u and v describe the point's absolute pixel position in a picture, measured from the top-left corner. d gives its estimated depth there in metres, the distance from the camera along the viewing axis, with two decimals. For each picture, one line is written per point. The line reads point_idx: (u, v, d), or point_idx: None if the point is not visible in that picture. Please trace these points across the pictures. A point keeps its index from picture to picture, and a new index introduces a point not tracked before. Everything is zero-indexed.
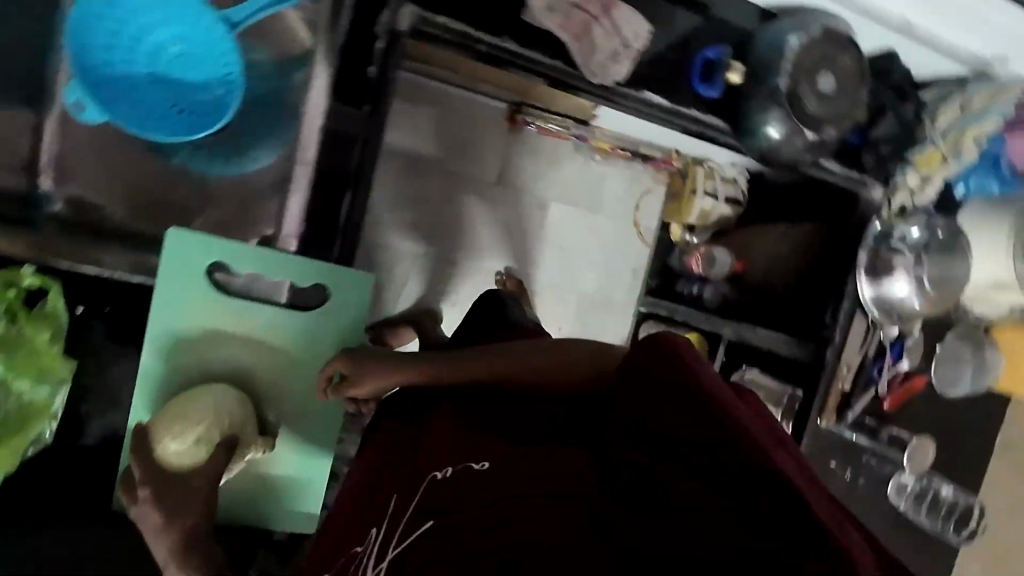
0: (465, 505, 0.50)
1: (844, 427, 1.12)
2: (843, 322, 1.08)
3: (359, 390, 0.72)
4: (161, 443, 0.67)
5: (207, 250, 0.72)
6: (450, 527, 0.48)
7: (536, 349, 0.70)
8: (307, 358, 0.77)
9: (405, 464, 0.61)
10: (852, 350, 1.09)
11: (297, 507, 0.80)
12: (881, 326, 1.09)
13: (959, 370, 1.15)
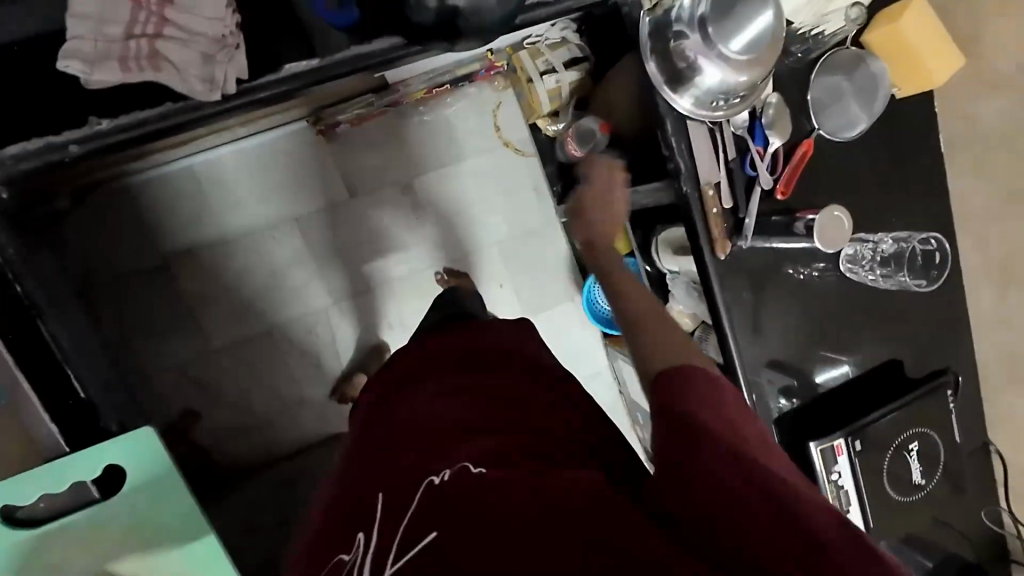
0: (507, 487, 0.63)
1: (752, 242, 0.96)
2: (679, 144, 0.90)
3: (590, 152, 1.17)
4: None
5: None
6: (485, 512, 0.60)
7: (642, 296, 0.91)
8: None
9: (428, 463, 0.72)
10: (710, 162, 0.92)
11: None
12: (722, 119, 0.90)
13: (841, 107, 0.95)
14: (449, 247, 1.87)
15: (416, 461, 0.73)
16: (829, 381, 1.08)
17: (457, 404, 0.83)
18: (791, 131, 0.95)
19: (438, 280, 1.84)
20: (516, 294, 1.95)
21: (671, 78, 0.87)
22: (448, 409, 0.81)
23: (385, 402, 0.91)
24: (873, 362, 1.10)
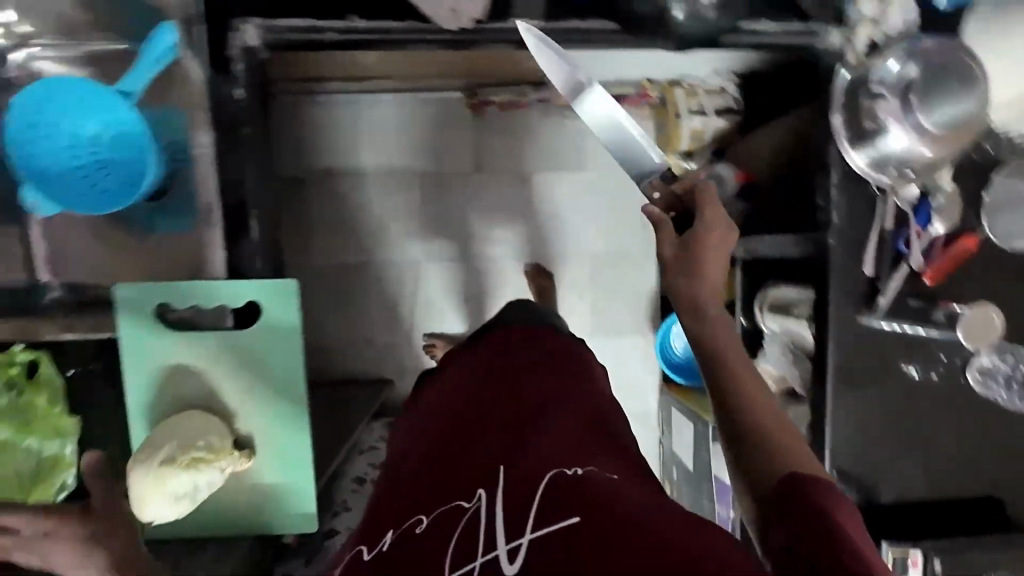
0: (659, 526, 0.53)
1: (881, 319, 0.92)
2: (837, 198, 0.90)
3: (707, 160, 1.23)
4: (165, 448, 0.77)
5: (140, 290, 0.81)
6: (600, 537, 0.51)
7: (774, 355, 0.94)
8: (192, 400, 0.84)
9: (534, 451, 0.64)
10: (862, 226, 0.91)
11: (286, 512, 0.87)
12: (892, 188, 0.89)
13: (1016, 216, 0.92)
14: (543, 246, 1.92)
15: (547, 435, 0.67)
16: (926, 495, 0.98)
17: (550, 387, 0.74)
18: (957, 221, 0.92)
19: (524, 271, 1.89)
20: (590, 312, 1.95)
21: (852, 133, 0.88)
22: (557, 380, 0.75)
23: (515, 353, 0.81)
24: (977, 496, 0.99)
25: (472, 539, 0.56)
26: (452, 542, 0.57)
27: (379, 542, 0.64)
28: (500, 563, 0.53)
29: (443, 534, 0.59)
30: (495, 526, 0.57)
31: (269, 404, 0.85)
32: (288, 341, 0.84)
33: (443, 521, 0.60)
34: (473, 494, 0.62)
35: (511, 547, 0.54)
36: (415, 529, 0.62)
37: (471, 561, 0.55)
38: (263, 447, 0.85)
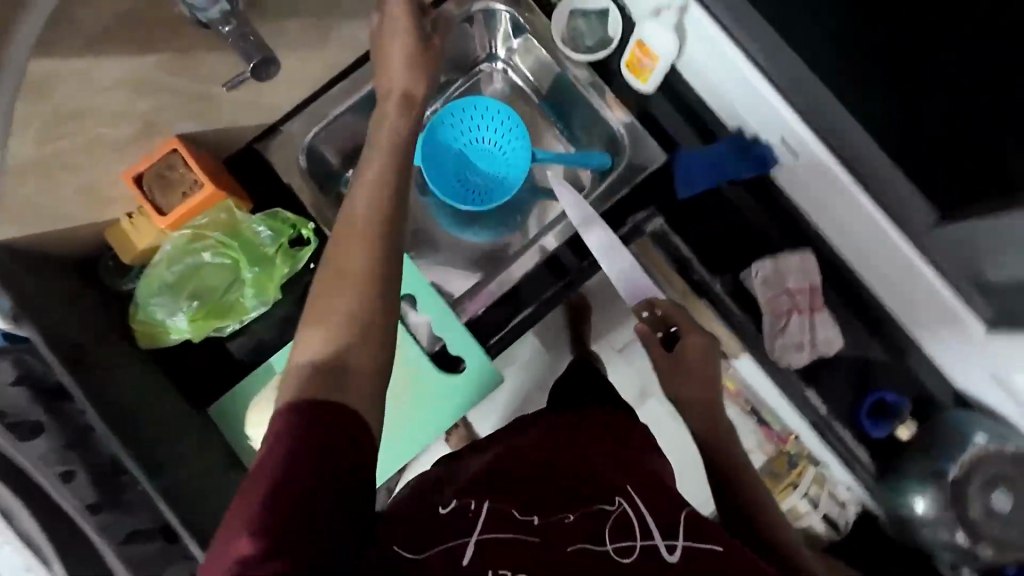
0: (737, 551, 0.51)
1: None
2: None
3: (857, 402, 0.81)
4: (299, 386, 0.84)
5: (418, 280, 0.91)
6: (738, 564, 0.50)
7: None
8: None
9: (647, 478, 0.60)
10: None
11: None
12: None
13: None
14: None
15: (649, 473, 0.62)
16: None
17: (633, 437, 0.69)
18: None
19: None
20: None
21: None
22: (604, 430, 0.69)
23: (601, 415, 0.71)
24: None
25: (629, 536, 0.50)
26: (610, 532, 0.50)
27: (497, 503, 0.52)
28: (660, 556, 0.49)
29: (594, 522, 0.51)
30: (647, 522, 0.52)
31: (391, 429, 0.91)
32: (457, 407, 0.92)
33: (587, 514, 0.52)
34: (616, 498, 0.55)
35: (670, 541, 0.51)
36: (561, 517, 0.51)
37: (627, 542, 0.50)
38: None
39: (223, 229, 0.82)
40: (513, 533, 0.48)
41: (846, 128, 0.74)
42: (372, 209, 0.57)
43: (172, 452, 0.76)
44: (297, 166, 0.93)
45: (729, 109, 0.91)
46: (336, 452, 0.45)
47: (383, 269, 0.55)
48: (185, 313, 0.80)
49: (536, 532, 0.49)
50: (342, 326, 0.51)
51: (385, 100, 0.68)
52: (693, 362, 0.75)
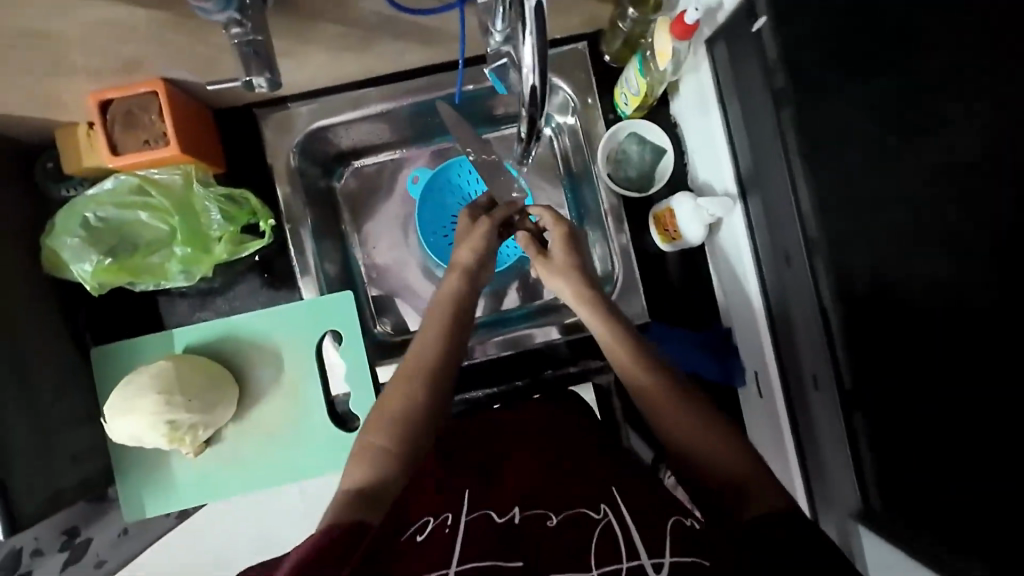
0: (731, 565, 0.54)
1: None
2: None
3: (561, 257, 0.78)
4: (179, 387, 0.74)
5: (351, 321, 0.87)
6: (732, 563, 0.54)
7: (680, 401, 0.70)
8: (241, 380, 0.85)
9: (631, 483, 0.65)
10: None
11: (144, 494, 0.83)
12: None
13: None
14: None
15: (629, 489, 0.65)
16: None
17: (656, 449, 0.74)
18: None
19: None
20: None
21: None
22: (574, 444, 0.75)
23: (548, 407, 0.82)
24: None
25: (615, 554, 0.56)
26: (595, 548, 0.56)
27: (473, 517, 0.63)
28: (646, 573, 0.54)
29: (578, 534, 0.58)
30: (633, 538, 0.57)
31: (254, 459, 0.84)
32: (321, 461, 0.85)
33: (575, 526, 0.59)
34: (601, 506, 0.62)
35: (658, 559, 0.55)
36: (542, 522, 0.61)
37: (615, 563, 0.55)
38: (208, 458, 0.84)
39: (174, 193, 0.76)
40: (491, 558, 0.55)
41: (821, 371, 0.64)
42: (431, 356, 0.72)
43: (19, 396, 0.71)
44: (287, 156, 0.88)
45: (726, 303, 0.87)
46: (354, 541, 0.56)
47: (426, 369, 0.71)
48: (94, 260, 0.73)
49: (520, 555, 0.56)
50: (400, 409, 0.68)
51: (452, 272, 0.79)
52: (561, 262, 0.78)
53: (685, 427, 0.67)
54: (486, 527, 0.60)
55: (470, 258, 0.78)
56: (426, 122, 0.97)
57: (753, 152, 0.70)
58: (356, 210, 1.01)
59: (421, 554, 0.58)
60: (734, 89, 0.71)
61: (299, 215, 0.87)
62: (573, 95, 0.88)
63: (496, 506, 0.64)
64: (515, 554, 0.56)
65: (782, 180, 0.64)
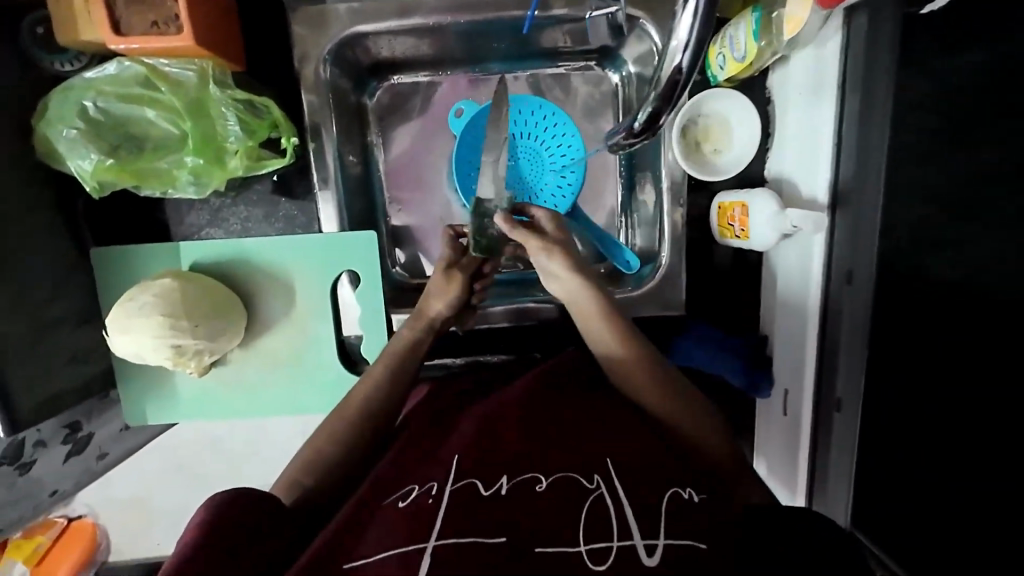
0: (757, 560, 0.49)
1: None
2: None
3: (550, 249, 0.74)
4: (183, 312, 0.70)
5: (371, 260, 0.80)
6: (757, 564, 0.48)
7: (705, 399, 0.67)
8: (251, 307, 0.80)
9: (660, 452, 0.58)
10: None
11: (145, 402, 0.83)
12: None
13: None
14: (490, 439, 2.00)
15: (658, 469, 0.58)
16: None
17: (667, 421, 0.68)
18: None
19: None
20: None
21: None
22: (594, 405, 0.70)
23: (558, 368, 0.72)
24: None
25: (606, 532, 0.50)
26: (584, 525, 0.51)
27: (460, 482, 0.56)
28: (638, 556, 0.48)
29: (567, 508, 0.52)
30: (627, 518, 0.51)
31: (257, 385, 0.82)
32: (325, 398, 0.83)
33: (565, 494, 0.54)
34: (594, 476, 0.56)
35: (651, 541, 0.50)
36: (531, 488, 0.55)
37: (604, 543, 0.49)
38: (213, 377, 0.82)
39: (186, 91, 0.66)
40: (473, 533, 0.50)
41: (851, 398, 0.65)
42: (368, 400, 0.69)
43: (13, 295, 0.66)
44: (317, 63, 0.75)
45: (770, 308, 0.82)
46: (259, 513, 0.56)
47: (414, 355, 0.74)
48: (94, 159, 0.64)
49: (504, 530, 0.51)
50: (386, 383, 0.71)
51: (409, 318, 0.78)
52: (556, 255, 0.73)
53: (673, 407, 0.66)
54: (469, 499, 0.54)
55: (444, 313, 0.78)
56: (481, 43, 0.84)
57: (859, 157, 0.60)
58: (388, 135, 0.91)
59: (396, 523, 0.53)
60: (861, 79, 0.59)
61: (324, 137, 0.78)
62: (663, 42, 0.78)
63: (485, 470, 0.58)
64: (500, 529, 0.50)
65: (876, 206, 0.58)
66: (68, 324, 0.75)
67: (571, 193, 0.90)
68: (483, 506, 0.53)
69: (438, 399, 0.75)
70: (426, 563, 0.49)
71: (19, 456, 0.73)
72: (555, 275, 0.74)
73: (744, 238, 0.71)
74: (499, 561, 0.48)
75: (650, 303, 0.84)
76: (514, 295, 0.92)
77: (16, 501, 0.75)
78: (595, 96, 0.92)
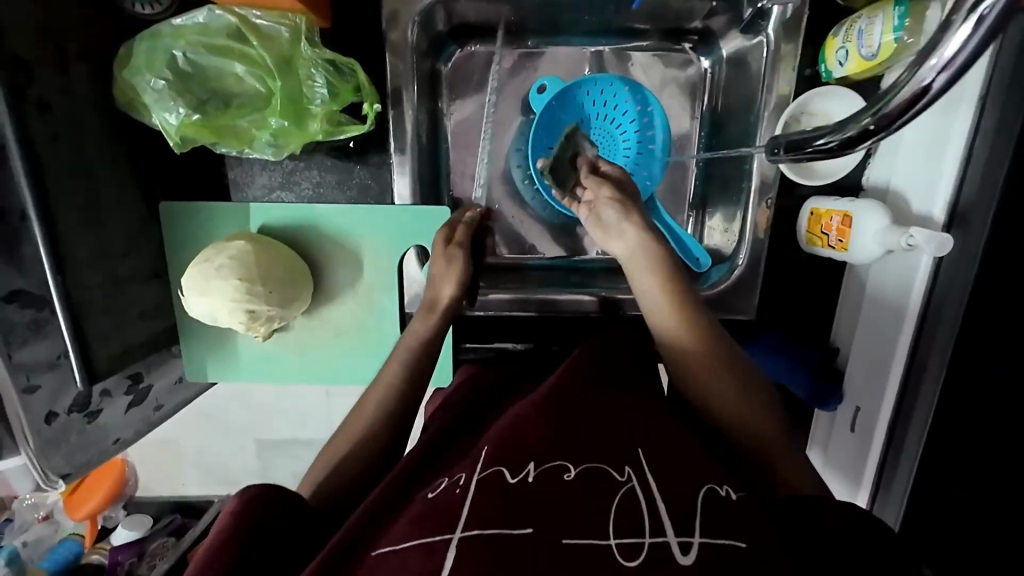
0: None
1: None
2: None
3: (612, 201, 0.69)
4: (256, 279, 0.68)
5: None
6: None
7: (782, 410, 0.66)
8: (318, 276, 0.79)
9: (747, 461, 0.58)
10: None
11: (206, 360, 0.83)
12: None
13: None
14: None
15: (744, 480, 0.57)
16: None
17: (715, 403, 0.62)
18: None
19: None
20: None
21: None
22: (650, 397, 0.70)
23: (608, 342, 0.70)
24: None
25: (639, 529, 0.47)
26: (614, 521, 0.47)
27: (486, 472, 0.52)
28: (671, 553, 0.45)
29: (597, 499, 0.49)
30: (661, 515, 0.47)
31: (317, 353, 0.82)
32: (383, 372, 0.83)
33: (594, 486, 0.50)
34: (626, 468, 0.52)
35: (685, 538, 0.46)
36: (560, 475, 0.51)
37: (636, 537, 0.46)
38: (276, 341, 0.82)
39: (278, 47, 0.63)
40: (499, 523, 0.46)
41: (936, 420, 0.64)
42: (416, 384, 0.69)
43: (92, 248, 0.65)
44: (407, 25, 0.72)
45: (845, 320, 0.80)
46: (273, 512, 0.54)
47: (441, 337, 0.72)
48: (180, 113, 0.62)
49: (531, 520, 0.47)
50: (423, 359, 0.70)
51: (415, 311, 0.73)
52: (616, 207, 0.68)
53: (737, 402, 0.61)
54: (497, 488, 0.50)
55: (456, 295, 0.72)
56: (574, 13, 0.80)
57: (985, 174, 0.57)
58: (457, 106, 0.86)
59: (421, 516, 0.50)
60: (1005, 92, 0.54)
61: (405, 104, 0.75)
62: (775, 31, 0.74)
63: (510, 457, 0.53)
64: (525, 518, 0.47)
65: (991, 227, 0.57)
66: (138, 276, 0.74)
67: (647, 182, 0.85)
68: (508, 493, 0.49)
69: (471, 383, 0.73)
70: (450, 560, 0.45)
71: (87, 405, 0.74)
72: (622, 232, 0.68)
73: (842, 249, 0.69)
74: (522, 552, 0.44)
75: (720, 304, 0.82)
76: (569, 282, 0.90)
77: (82, 450, 0.75)
78: (678, 81, 0.86)
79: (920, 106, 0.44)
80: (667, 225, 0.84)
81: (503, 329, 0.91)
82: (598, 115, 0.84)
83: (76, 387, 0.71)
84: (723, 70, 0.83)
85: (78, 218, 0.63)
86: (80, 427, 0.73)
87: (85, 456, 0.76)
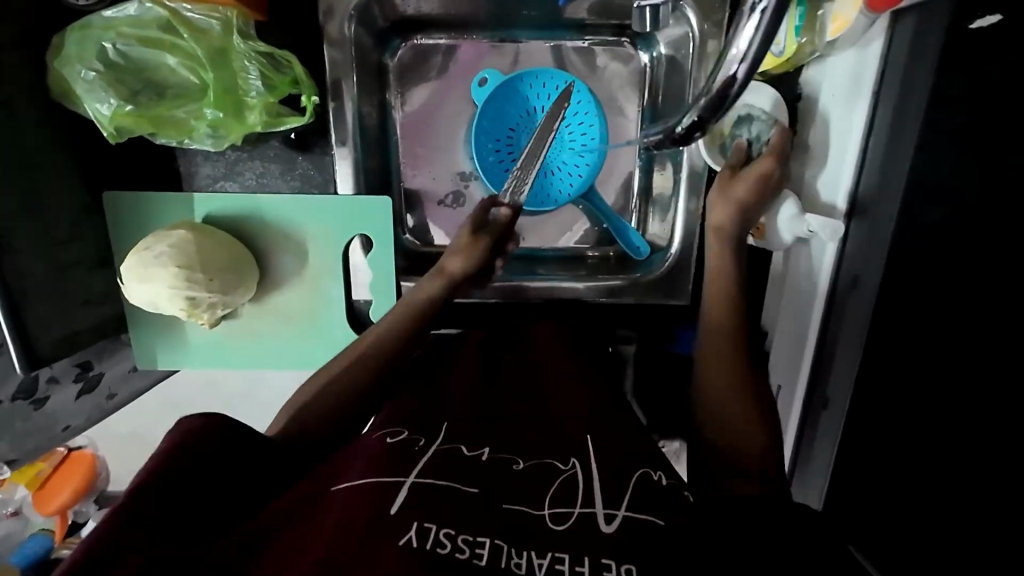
0: None
1: None
2: None
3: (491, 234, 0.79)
4: (191, 268, 0.70)
5: (385, 227, 0.81)
6: None
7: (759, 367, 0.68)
8: (264, 264, 0.81)
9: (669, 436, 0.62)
10: None
11: (156, 348, 0.84)
12: None
13: None
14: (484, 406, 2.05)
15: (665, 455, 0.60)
16: None
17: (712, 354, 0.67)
18: None
19: None
20: None
21: None
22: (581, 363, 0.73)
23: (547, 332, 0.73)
24: None
25: (570, 500, 0.49)
26: (552, 492, 0.49)
27: (445, 444, 0.54)
28: (597, 523, 0.47)
29: (539, 482, 0.51)
30: (593, 484, 0.50)
31: (266, 340, 0.84)
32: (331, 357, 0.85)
33: (540, 471, 0.52)
34: (571, 458, 0.53)
35: (612, 510, 0.48)
36: (508, 465, 0.52)
37: (567, 506, 0.48)
38: (225, 329, 0.84)
39: (208, 39, 0.64)
40: (451, 479, 0.49)
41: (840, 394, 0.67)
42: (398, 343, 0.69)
43: (29, 234, 0.66)
44: (342, 19, 0.74)
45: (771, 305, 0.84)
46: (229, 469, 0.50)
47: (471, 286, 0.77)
48: (113, 104, 0.64)
49: (479, 482, 0.50)
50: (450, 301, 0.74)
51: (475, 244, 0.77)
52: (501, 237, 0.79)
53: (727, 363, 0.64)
54: (452, 458, 0.52)
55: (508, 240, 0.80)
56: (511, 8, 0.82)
57: (881, 166, 0.61)
58: (404, 99, 0.87)
59: (371, 460, 0.51)
60: (894, 87, 0.58)
61: (346, 95, 0.76)
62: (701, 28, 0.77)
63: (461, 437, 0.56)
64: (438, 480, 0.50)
65: (891, 214, 0.59)
66: (85, 264, 0.76)
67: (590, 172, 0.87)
68: None
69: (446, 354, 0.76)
70: (402, 498, 0.46)
71: (33, 392, 0.76)
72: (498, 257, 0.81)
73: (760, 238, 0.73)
74: None
75: (657, 288, 0.86)
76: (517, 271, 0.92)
77: (32, 435, 0.79)
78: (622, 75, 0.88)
79: (725, 103, 0.52)
80: (607, 215, 0.87)
81: (454, 315, 0.94)
82: (542, 108, 0.86)
83: (18, 376, 0.73)
84: (660, 64, 0.86)
85: (14, 207, 0.64)
86: (25, 414, 0.76)
87: (34, 442, 0.79)
